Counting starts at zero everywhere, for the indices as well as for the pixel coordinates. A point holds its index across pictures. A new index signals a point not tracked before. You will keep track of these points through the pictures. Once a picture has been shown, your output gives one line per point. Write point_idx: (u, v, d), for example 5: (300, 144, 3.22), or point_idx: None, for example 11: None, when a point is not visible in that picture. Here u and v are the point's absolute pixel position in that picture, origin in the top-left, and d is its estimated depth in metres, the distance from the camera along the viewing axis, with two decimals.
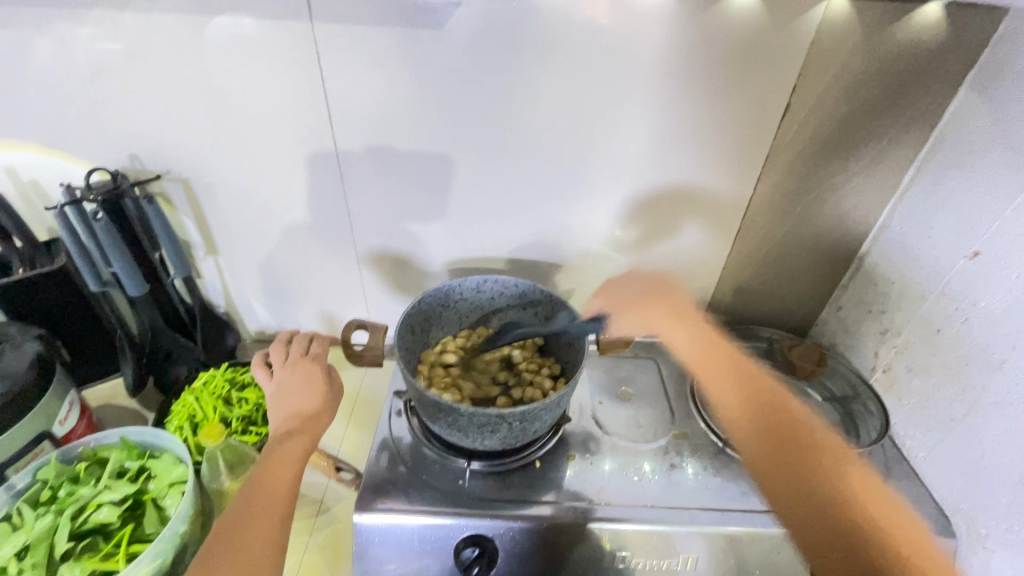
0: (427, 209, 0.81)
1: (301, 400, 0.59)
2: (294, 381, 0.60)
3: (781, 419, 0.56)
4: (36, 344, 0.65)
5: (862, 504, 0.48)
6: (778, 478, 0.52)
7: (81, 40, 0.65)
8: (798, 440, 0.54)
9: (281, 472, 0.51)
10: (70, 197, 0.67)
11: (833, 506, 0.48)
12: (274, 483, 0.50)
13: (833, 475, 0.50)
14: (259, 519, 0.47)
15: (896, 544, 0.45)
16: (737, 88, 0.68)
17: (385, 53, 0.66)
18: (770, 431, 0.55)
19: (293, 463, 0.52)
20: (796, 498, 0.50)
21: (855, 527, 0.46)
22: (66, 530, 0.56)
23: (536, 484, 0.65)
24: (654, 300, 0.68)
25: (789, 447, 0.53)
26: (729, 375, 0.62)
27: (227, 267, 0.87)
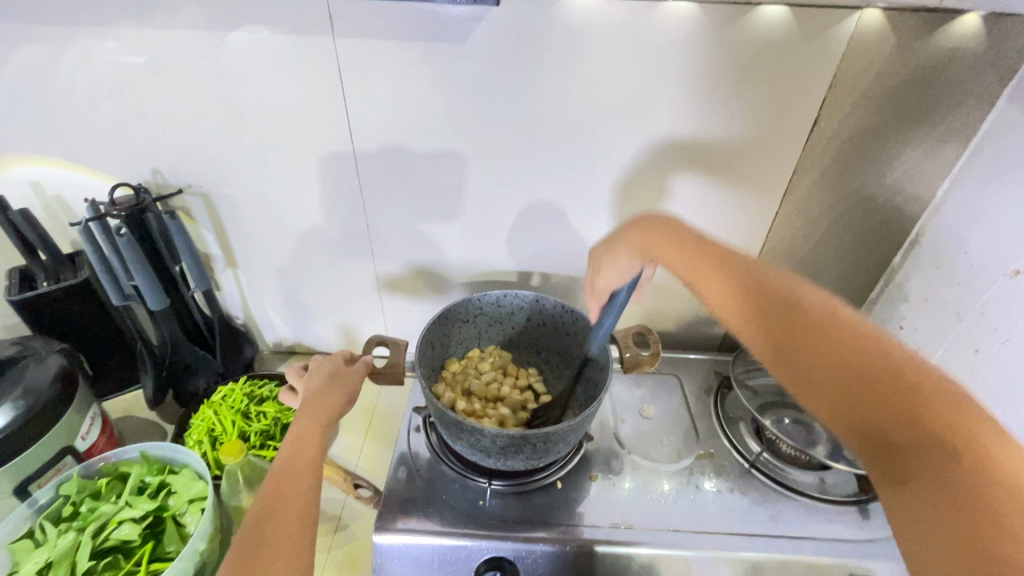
0: (446, 222, 0.80)
1: (313, 398, 0.57)
2: (314, 388, 0.59)
3: (767, 297, 0.44)
4: (60, 358, 0.65)
5: (885, 358, 0.36)
6: (797, 367, 0.39)
7: (107, 56, 0.66)
8: (798, 318, 0.41)
9: (298, 467, 0.48)
10: (94, 213, 0.67)
11: (861, 373, 0.36)
12: (292, 484, 0.46)
13: (839, 332, 0.38)
14: (282, 519, 0.43)
15: (928, 409, 0.33)
16: (763, 101, 0.67)
17: (406, 67, 0.66)
18: (760, 313, 0.43)
19: (310, 456, 0.50)
20: (825, 390, 0.37)
21: (885, 394, 0.34)
22: (88, 548, 0.56)
23: (557, 504, 0.64)
24: (645, 229, 0.59)
25: (787, 325, 0.41)
26: (700, 271, 0.51)
27: (246, 279, 0.87)
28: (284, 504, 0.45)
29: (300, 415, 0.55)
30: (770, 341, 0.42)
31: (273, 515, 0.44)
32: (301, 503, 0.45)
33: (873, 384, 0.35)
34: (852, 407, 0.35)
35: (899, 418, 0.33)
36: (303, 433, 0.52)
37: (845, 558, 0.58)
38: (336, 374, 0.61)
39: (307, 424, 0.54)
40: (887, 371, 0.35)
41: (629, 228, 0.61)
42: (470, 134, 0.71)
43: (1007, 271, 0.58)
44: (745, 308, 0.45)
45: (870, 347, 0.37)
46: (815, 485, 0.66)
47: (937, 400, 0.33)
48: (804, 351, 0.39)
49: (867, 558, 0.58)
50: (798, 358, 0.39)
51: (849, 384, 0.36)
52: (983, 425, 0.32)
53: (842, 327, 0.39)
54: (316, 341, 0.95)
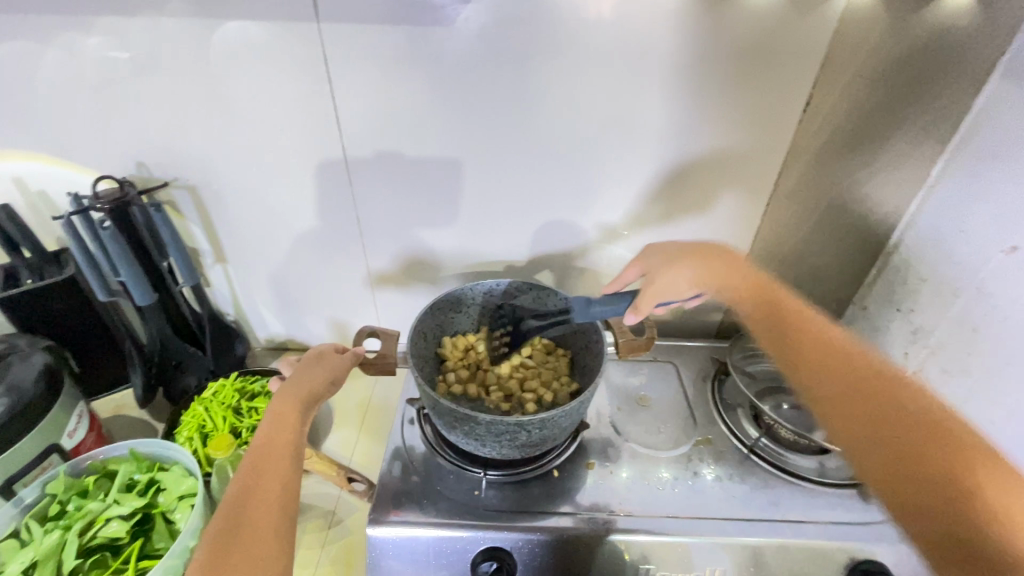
0: (437, 211, 0.79)
1: (296, 378, 0.57)
2: (300, 374, 0.57)
3: (833, 351, 0.53)
4: (45, 356, 0.64)
5: (928, 424, 0.45)
6: (849, 424, 0.48)
7: (88, 48, 0.64)
8: (862, 374, 0.50)
9: (278, 447, 0.48)
10: (77, 206, 0.66)
11: (900, 438, 0.45)
12: (273, 476, 0.45)
13: (893, 397, 0.47)
14: (263, 515, 0.42)
15: (978, 476, 0.41)
16: (757, 82, 0.67)
17: (392, 53, 0.65)
18: (829, 367, 0.52)
19: (289, 435, 0.49)
20: (880, 450, 0.45)
21: (927, 452, 0.43)
22: (74, 547, 0.54)
23: (553, 493, 0.63)
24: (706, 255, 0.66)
25: (857, 386, 0.49)
26: (773, 311, 0.59)
27: (236, 275, 0.86)
28: (263, 483, 0.44)
29: (282, 394, 0.54)
30: (836, 386, 0.50)
31: (251, 494, 0.43)
32: (281, 482, 0.45)
33: (911, 437, 0.44)
34: (898, 466, 0.44)
35: (944, 476, 0.42)
36: (283, 412, 0.52)
37: (846, 541, 0.58)
38: (321, 359, 0.60)
39: (290, 410, 0.52)
40: (937, 435, 0.44)
41: (683, 259, 0.66)
42: (460, 122, 0.70)
43: (1004, 248, 0.58)
44: (816, 353, 0.53)
45: (916, 410, 0.46)
46: (813, 469, 0.65)
47: (970, 467, 0.41)
48: (867, 402, 0.48)
49: (867, 541, 0.57)
50: (865, 409, 0.47)
51: (893, 453, 0.44)
52: (1005, 483, 0.40)
53: (896, 391, 0.48)
54: (309, 337, 0.94)
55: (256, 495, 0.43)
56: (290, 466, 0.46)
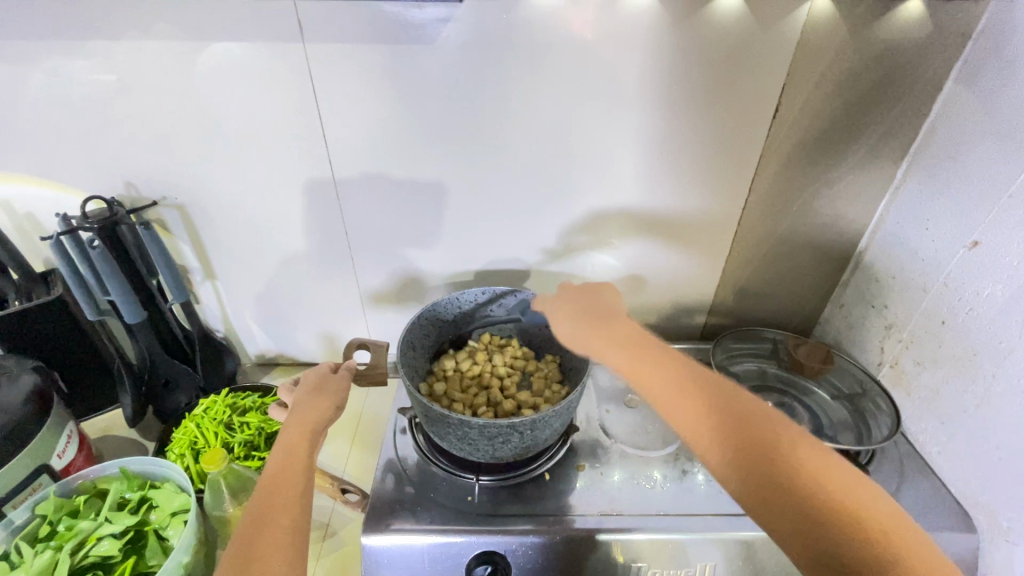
0: (423, 223, 0.80)
1: (299, 411, 0.56)
2: (303, 404, 0.57)
3: (711, 401, 0.49)
4: (33, 376, 0.64)
5: (808, 473, 0.43)
6: (742, 484, 0.44)
7: (75, 71, 0.66)
8: (743, 427, 0.46)
9: (288, 483, 0.48)
10: (66, 226, 0.66)
11: (797, 495, 0.42)
12: (281, 512, 0.45)
13: (782, 445, 0.45)
14: (272, 550, 0.42)
15: (866, 523, 0.40)
16: (726, 93, 0.69)
17: (376, 71, 0.67)
18: (698, 408, 0.48)
19: (298, 470, 0.49)
20: (763, 499, 0.43)
21: (812, 504, 0.41)
22: (66, 566, 0.54)
23: (545, 496, 0.64)
24: (557, 304, 0.61)
25: (742, 439, 0.45)
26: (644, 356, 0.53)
27: (225, 291, 0.86)
28: (273, 521, 0.44)
29: (289, 428, 0.54)
30: (719, 439, 0.46)
31: (263, 533, 0.43)
32: (291, 518, 0.45)
33: (797, 485, 0.42)
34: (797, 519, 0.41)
35: (830, 524, 0.40)
36: (291, 446, 0.52)
37: None
38: (323, 385, 0.60)
39: (297, 440, 0.52)
40: (814, 463, 0.43)
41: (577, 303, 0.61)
42: (444, 137, 0.72)
43: (967, 244, 0.61)
44: (675, 395, 0.49)
45: (805, 457, 0.44)
46: None
47: (853, 503, 0.41)
48: (752, 453, 0.44)
49: None
50: (747, 457, 0.44)
51: (779, 506, 0.42)
52: (885, 516, 0.41)
53: (782, 436, 0.45)
54: (299, 351, 0.94)
55: (264, 532, 0.43)
56: (299, 502, 0.46)
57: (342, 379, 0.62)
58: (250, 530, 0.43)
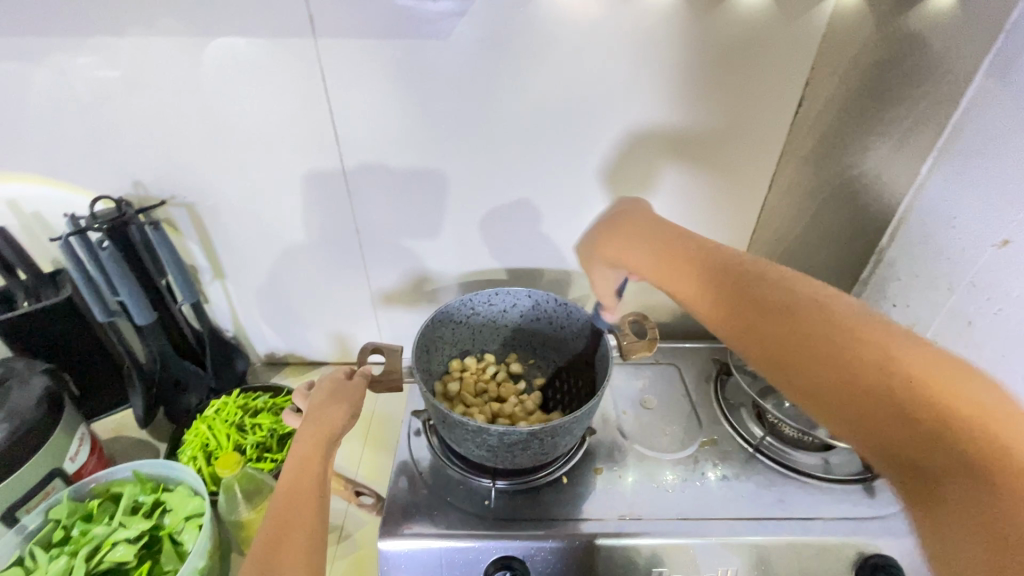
0: (436, 221, 0.79)
1: (312, 418, 0.55)
2: (318, 410, 0.56)
3: (745, 288, 0.44)
4: (43, 379, 0.63)
5: (864, 355, 0.37)
6: (800, 374, 0.39)
7: (82, 69, 0.64)
8: (783, 313, 0.41)
9: (302, 496, 0.47)
10: (74, 227, 0.65)
11: (871, 389, 0.35)
12: (295, 528, 0.44)
13: (830, 325, 0.39)
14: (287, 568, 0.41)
15: (942, 404, 0.34)
16: (748, 88, 0.68)
17: (388, 67, 0.66)
18: (731, 304, 0.44)
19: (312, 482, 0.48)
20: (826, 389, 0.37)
21: (884, 399, 0.35)
22: (81, 573, 0.54)
23: (563, 500, 0.63)
24: (599, 230, 0.60)
25: (783, 323, 0.41)
26: (676, 260, 0.50)
27: (235, 291, 0.86)
28: (289, 536, 0.43)
29: (303, 437, 0.53)
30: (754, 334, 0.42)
31: (279, 548, 0.42)
32: (306, 534, 0.44)
33: (868, 377, 0.36)
34: (854, 407, 0.36)
35: (892, 405, 0.35)
36: (305, 457, 0.50)
37: (856, 538, 0.58)
38: (338, 392, 0.59)
39: (311, 451, 0.51)
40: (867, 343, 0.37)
41: (619, 227, 0.58)
42: (457, 134, 0.71)
43: (996, 242, 0.59)
44: (723, 295, 0.45)
45: (860, 335, 0.38)
46: (819, 466, 0.66)
47: (969, 410, 0.33)
48: (792, 341, 0.40)
49: (876, 536, 0.58)
50: (787, 346, 0.40)
51: (844, 395, 0.36)
52: (1009, 424, 0.32)
53: (830, 317, 0.39)
54: (310, 351, 0.93)
55: (278, 549, 0.42)
56: (315, 517, 0.45)
57: (357, 385, 0.60)
58: (263, 547, 0.42)
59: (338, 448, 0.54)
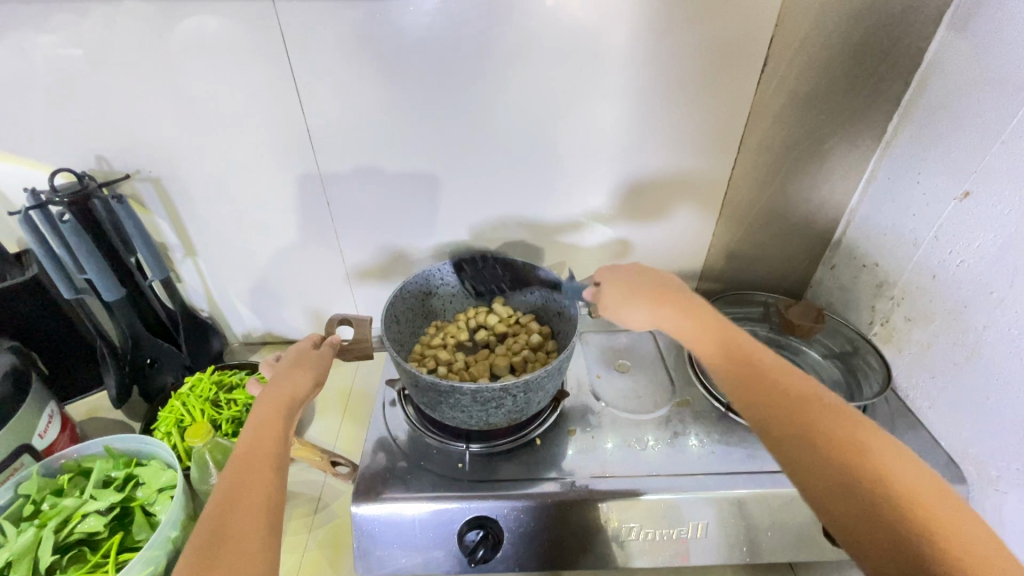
0: (407, 192, 0.78)
1: (276, 380, 0.55)
2: (280, 376, 0.55)
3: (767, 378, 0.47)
4: (12, 356, 0.63)
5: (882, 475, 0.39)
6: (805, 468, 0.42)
7: (32, 37, 0.62)
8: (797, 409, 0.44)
9: (260, 458, 0.46)
10: (35, 201, 0.64)
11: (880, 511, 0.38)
12: (252, 486, 0.44)
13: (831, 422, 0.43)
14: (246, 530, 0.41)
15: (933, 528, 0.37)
16: (716, 45, 0.66)
17: (353, 34, 0.64)
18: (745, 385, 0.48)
19: (270, 446, 0.47)
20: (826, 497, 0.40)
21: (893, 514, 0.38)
22: (50, 543, 0.53)
23: (538, 461, 0.63)
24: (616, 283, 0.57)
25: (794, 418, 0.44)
26: (706, 328, 0.52)
27: (207, 269, 0.85)
28: (247, 495, 0.43)
29: (263, 401, 0.52)
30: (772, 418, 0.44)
31: (236, 505, 0.42)
32: (264, 491, 0.44)
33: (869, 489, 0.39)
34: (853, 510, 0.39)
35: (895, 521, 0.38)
36: (266, 417, 0.50)
37: None
38: (301, 359, 0.59)
39: (269, 414, 0.50)
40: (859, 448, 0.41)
41: (644, 289, 0.55)
42: (425, 102, 0.70)
43: (958, 195, 0.60)
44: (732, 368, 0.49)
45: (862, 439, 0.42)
46: None
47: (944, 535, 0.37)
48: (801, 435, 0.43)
49: None
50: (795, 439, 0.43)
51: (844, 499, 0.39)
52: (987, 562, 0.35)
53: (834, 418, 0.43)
54: (287, 329, 0.93)
55: (234, 509, 0.42)
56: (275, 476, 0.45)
57: (321, 352, 0.60)
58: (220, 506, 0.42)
59: (301, 409, 0.54)
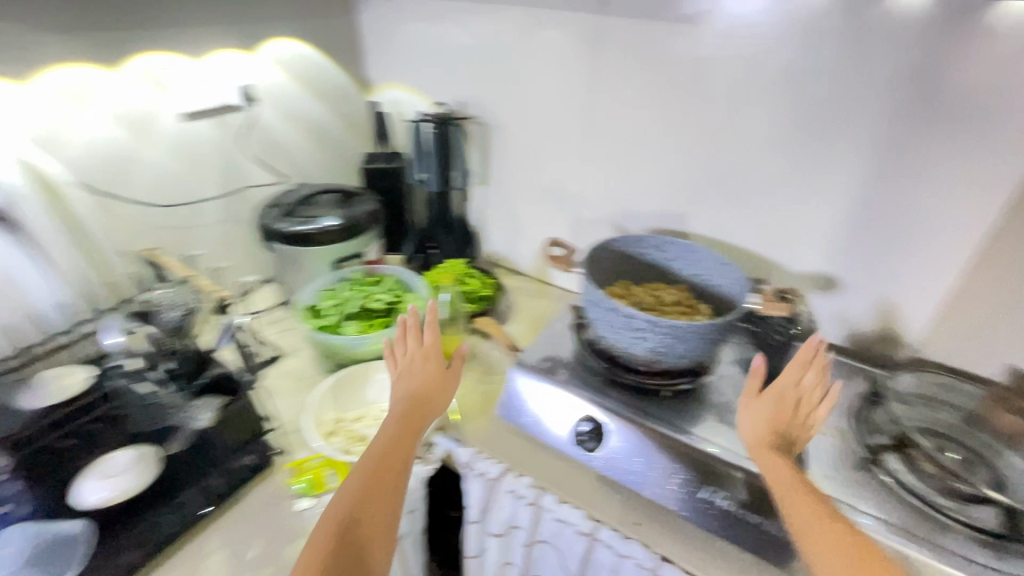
0: (641, 178, 0.92)
1: (416, 387, 0.67)
2: (409, 371, 0.68)
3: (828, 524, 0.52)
4: (374, 204, 1.01)
5: None
6: None
7: (456, 22, 1.00)
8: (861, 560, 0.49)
9: (393, 456, 0.61)
10: (421, 116, 1.02)
11: None
12: (385, 476, 0.59)
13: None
14: (376, 500, 0.58)
15: None
16: (1004, 102, 0.63)
17: (645, 43, 0.82)
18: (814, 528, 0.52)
19: (405, 447, 0.62)
20: None
21: None
22: (355, 303, 0.87)
23: (659, 407, 0.73)
24: (751, 398, 0.62)
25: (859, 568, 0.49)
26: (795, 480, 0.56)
27: (487, 197, 1.14)
28: (382, 488, 0.59)
29: (395, 394, 0.67)
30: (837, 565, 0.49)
31: (369, 495, 0.58)
32: (383, 499, 0.58)
33: None
34: None
35: None
36: (396, 424, 0.64)
37: (947, 567, 0.57)
38: (426, 357, 0.69)
39: (397, 420, 0.64)
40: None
41: (767, 402, 0.61)
42: (682, 106, 0.83)
43: None
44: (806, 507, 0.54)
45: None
46: (955, 503, 0.61)
47: None
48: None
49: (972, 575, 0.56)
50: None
51: None
52: None
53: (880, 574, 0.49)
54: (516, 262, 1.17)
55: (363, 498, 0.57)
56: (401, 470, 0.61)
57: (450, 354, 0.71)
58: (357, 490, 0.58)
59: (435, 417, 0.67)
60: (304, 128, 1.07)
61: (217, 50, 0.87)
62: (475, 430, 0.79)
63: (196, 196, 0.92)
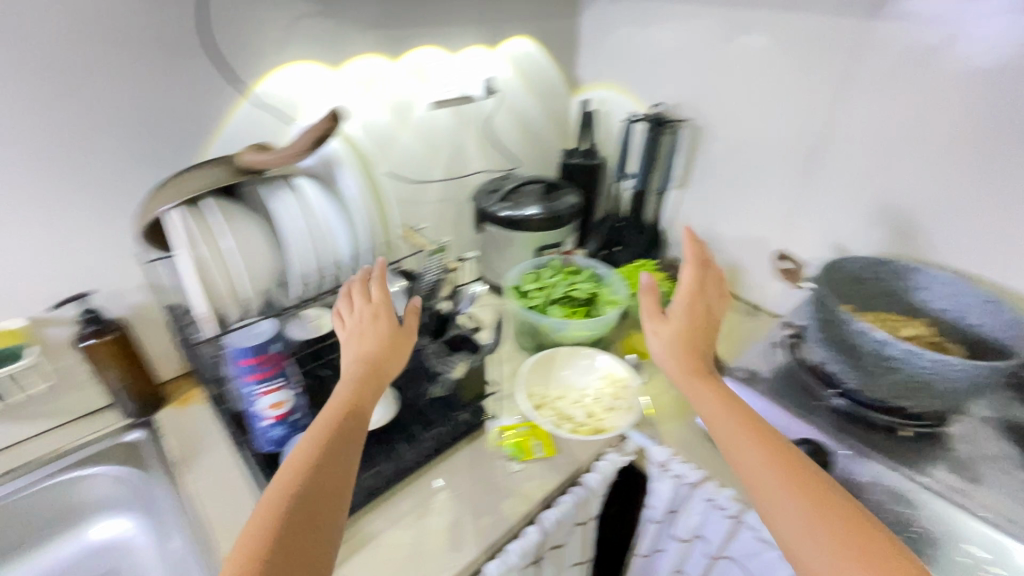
0: (879, 199, 0.86)
1: (366, 349, 0.57)
2: (356, 333, 0.59)
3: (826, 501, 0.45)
4: (575, 196, 1.05)
5: None
6: None
7: (688, 25, 1.00)
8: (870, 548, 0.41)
9: (324, 423, 0.50)
10: (637, 116, 1.04)
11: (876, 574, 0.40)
12: (318, 456, 0.47)
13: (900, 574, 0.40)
14: (319, 467, 0.46)
15: None
16: None
17: (920, 54, 0.75)
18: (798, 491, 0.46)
19: (345, 391, 0.53)
20: None
21: None
22: (560, 289, 0.92)
23: (895, 446, 0.68)
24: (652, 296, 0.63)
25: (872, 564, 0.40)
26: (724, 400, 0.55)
27: (682, 202, 1.14)
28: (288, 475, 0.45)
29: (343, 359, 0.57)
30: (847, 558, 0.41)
31: (316, 461, 0.47)
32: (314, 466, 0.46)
33: None
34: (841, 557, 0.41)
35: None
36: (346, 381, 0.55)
37: None
38: (374, 317, 0.60)
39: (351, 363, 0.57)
40: None
41: (683, 307, 0.61)
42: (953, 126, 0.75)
43: None
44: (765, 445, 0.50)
45: None
46: None
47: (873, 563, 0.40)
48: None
49: None
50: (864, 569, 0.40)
51: None
52: None
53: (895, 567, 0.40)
54: None
55: (303, 464, 0.46)
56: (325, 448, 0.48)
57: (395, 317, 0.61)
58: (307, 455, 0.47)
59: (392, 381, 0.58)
60: (521, 121, 1.15)
61: (467, 47, 0.97)
62: (671, 431, 0.80)
63: (427, 176, 1.03)
